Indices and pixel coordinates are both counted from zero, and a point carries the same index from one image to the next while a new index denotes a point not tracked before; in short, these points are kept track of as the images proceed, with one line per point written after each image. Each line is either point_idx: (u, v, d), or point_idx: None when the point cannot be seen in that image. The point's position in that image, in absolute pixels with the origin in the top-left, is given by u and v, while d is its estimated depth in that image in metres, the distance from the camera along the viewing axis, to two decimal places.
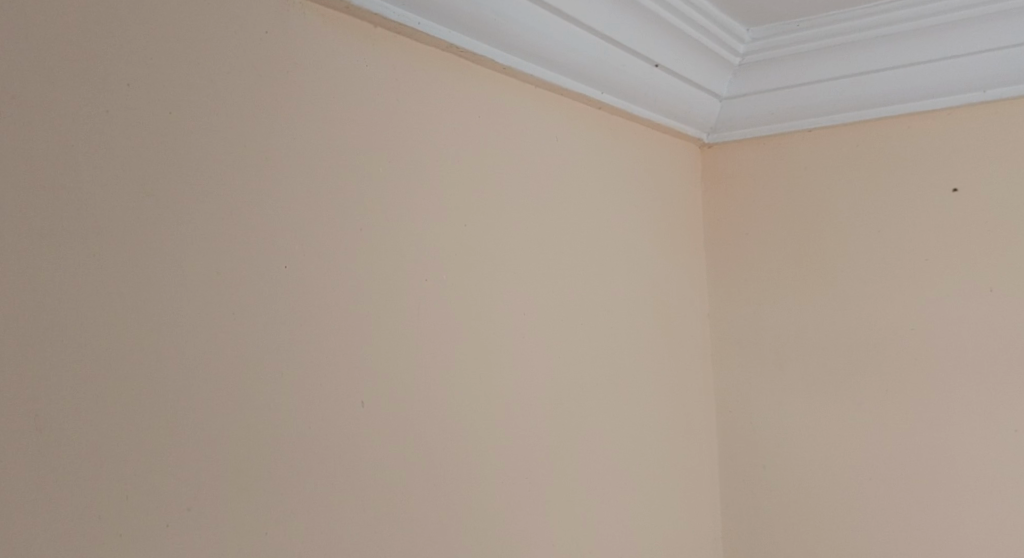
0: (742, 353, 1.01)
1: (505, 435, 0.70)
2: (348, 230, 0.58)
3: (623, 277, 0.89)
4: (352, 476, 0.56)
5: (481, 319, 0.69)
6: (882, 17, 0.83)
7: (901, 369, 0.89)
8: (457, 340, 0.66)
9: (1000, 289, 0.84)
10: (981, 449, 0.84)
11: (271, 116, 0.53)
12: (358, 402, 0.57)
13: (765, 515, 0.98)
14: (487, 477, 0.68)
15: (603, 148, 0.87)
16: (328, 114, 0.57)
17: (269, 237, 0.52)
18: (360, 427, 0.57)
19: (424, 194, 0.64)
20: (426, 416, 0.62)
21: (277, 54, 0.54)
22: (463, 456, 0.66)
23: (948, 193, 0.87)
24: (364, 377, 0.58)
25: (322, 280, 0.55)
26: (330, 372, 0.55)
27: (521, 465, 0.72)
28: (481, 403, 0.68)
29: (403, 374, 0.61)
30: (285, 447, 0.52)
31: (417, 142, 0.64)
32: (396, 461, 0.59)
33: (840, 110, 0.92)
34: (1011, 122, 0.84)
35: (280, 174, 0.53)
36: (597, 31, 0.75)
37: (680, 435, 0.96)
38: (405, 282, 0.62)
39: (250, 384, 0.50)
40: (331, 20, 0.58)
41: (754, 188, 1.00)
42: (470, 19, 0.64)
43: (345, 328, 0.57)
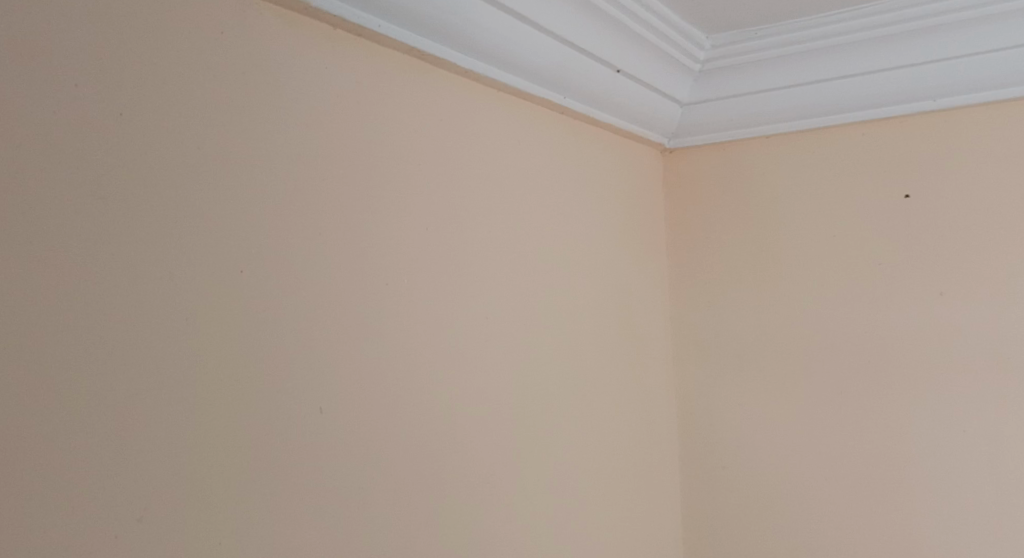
0: (703, 356, 1.02)
1: (469, 440, 0.70)
2: (307, 235, 0.57)
3: (586, 281, 0.89)
4: (311, 484, 0.55)
5: (444, 323, 0.68)
6: (837, 26, 0.84)
7: (857, 372, 0.91)
8: (419, 345, 0.65)
9: (950, 294, 0.86)
10: (933, 450, 0.86)
11: (228, 119, 0.52)
12: (316, 409, 0.56)
13: (726, 517, 0.99)
14: (450, 481, 0.67)
15: (565, 152, 0.87)
16: (287, 116, 0.56)
17: (225, 239, 0.51)
18: (317, 434, 0.56)
19: (386, 198, 0.64)
20: (388, 423, 0.61)
21: (235, 55, 0.53)
22: (426, 464, 0.65)
23: (900, 200, 0.89)
24: (324, 383, 0.57)
25: (279, 284, 0.54)
26: (288, 377, 0.54)
27: (485, 471, 0.71)
28: (444, 408, 0.67)
29: (362, 380, 0.60)
30: (242, 455, 0.51)
31: (379, 145, 0.63)
32: (356, 467, 0.58)
33: (796, 116, 0.94)
34: (961, 131, 0.86)
35: (237, 177, 0.53)
36: (559, 36, 0.75)
37: (642, 437, 0.96)
38: (367, 286, 0.61)
39: (205, 389, 0.49)
40: (289, 21, 0.57)
41: (715, 192, 1.02)
42: (432, 22, 0.64)
43: (303, 333, 0.55)
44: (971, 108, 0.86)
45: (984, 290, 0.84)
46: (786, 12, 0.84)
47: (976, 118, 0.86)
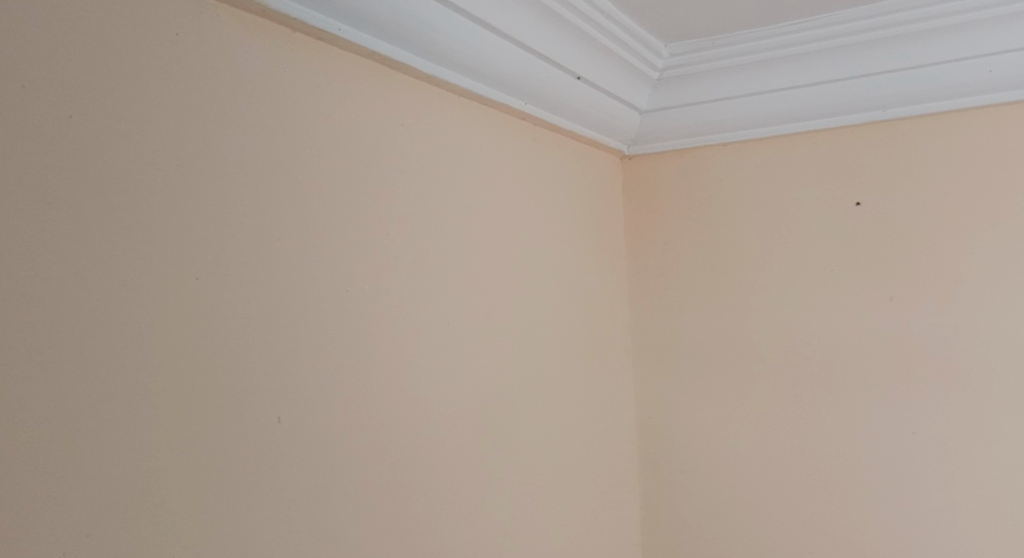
0: (662, 361, 1.03)
1: (431, 449, 0.69)
2: (266, 241, 0.55)
3: (547, 287, 0.88)
4: (267, 494, 0.54)
5: (406, 331, 0.67)
6: (788, 38, 0.87)
7: (810, 376, 0.93)
8: (381, 354, 0.64)
9: (900, 300, 0.88)
10: (885, 452, 0.88)
11: (183, 122, 0.51)
12: (274, 418, 0.55)
13: (684, 521, 1.00)
14: (413, 492, 0.66)
15: (526, 159, 0.87)
16: (246, 119, 0.55)
17: (180, 246, 0.50)
18: (275, 444, 0.55)
19: (350, 203, 0.62)
20: (347, 432, 0.60)
21: (190, 57, 0.52)
22: (387, 473, 0.64)
23: (851, 207, 0.92)
24: (281, 390, 0.55)
25: (236, 291, 0.53)
26: (247, 386, 0.53)
27: (448, 480, 0.70)
28: (406, 418, 0.66)
29: (320, 387, 0.58)
30: (197, 468, 0.49)
31: (341, 150, 0.62)
32: (317, 478, 0.57)
33: (748, 125, 0.96)
34: (907, 140, 0.89)
35: (194, 182, 0.51)
36: (521, 42, 0.75)
37: (602, 443, 0.97)
38: (326, 293, 0.59)
39: (157, 401, 0.48)
40: (246, 23, 0.56)
41: (672, 200, 1.03)
42: (394, 27, 0.63)
43: (259, 341, 0.54)
44: (916, 118, 0.89)
45: (930, 296, 0.87)
46: (736, 23, 0.85)
47: (921, 128, 0.89)
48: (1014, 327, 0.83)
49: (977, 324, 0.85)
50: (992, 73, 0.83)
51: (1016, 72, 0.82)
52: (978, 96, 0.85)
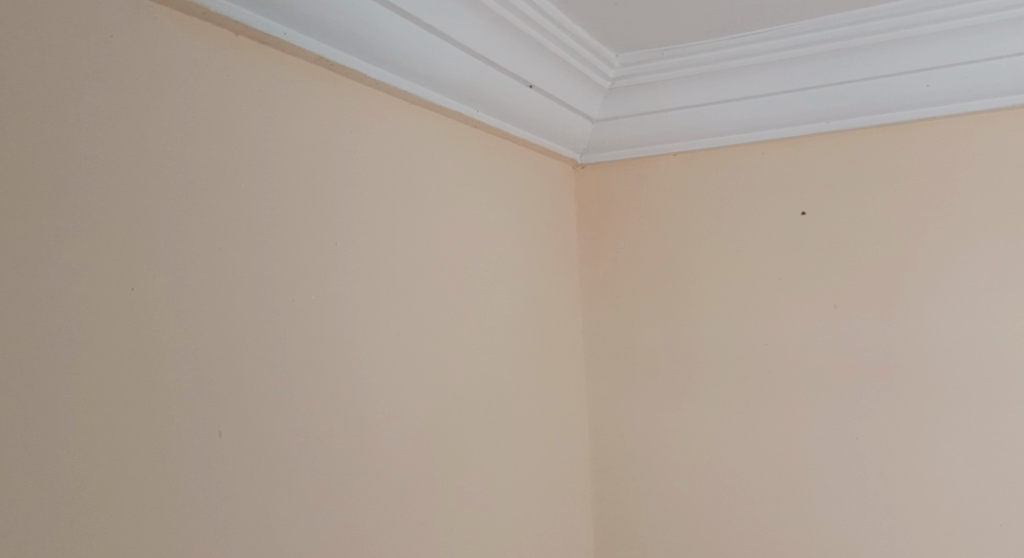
0: (614, 369, 1.04)
1: (381, 460, 0.68)
2: (206, 248, 0.54)
3: (499, 295, 0.88)
4: (207, 510, 0.52)
5: (355, 339, 0.66)
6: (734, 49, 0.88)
7: (758, 381, 0.94)
8: (328, 364, 0.63)
9: (844, 307, 0.90)
10: (829, 456, 0.90)
11: (119, 126, 0.49)
12: (214, 432, 0.53)
13: (635, 527, 1.01)
14: (360, 504, 0.65)
15: (479, 166, 0.86)
16: (187, 123, 0.53)
17: (114, 255, 0.48)
18: (216, 457, 0.53)
19: (296, 210, 0.61)
20: (293, 444, 0.59)
21: (127, 59, 0.50)
22: (336, 486, 0.62)
23: (796, 216, 0.94)
24: (222, 402, 0.54)
25: (175, 301, 0.51)
26: (185, 397, 0.51)
27: (397, 492, 0.69)
28: (354, 428, 0.65)
29: (264, 399, 0.57)
30: (130, 485, 0.48)
31: (288, 155, 0.61)
32: (260, 492, 0.56)
33: (697, 135, 0.97)
34: (849, 152, 0.91)
35: (131, 188, 0.49)
36: (471, 49, 0.74)
37: (555, 451, 0.96)
38: (270, 301, 0.58)
39: (88, 416, 0.46)
40: (186, 25, 0.54)
41: (623, 208, 1.04)
42: (340, 30, 0.61)
43: (199, 353, 0.52)
44: (858, 130, 0.91)
45: (874, 304, 0.89)
46: (683, 34, 0.87)
47: (863, 139, 0.91)
48: (954, 332, 0.85)
49: (918, 330, 0.87)
50: (930, 88, 0.85)
51: (953, 87, 0.84)
52: (920, 109, 0.87)
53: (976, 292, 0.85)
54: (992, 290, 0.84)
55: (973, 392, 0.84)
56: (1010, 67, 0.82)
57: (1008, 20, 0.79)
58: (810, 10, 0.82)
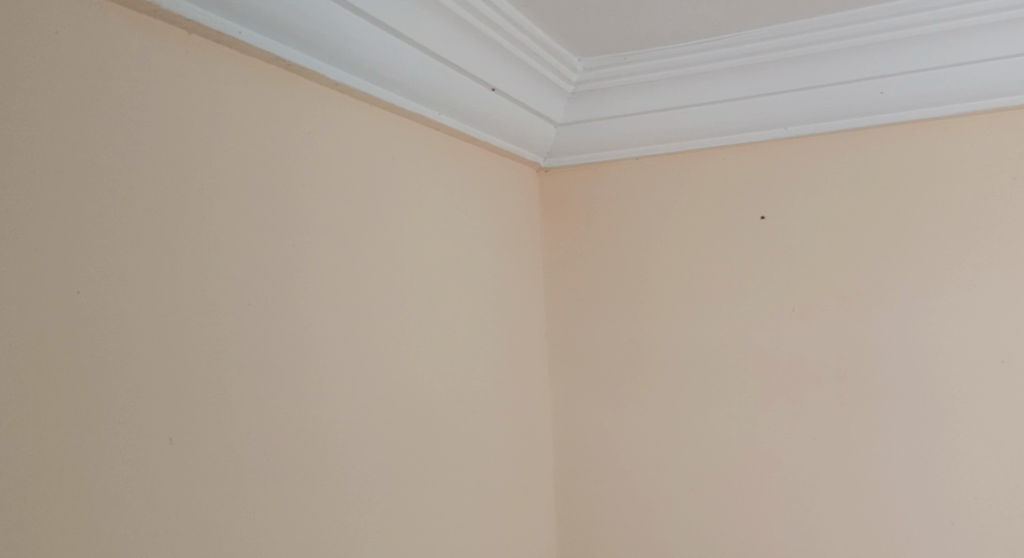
0: (577, 373, 1.04)
1: (340, 467, 0.67)
2: (158, 252, 0.52)
3: (462, 300, 0.87)
4: (158, 518, 0.51)
5: (314, 344, 0.65)
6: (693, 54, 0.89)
7: (718, 383, 0.95)
8: (285, 370, 0.61)
9: (802, 310, 0.92)
10: (787, 457, 0.91)
11: (67, 125, 0.47)
12: (166, 439, 0.52)
13: (597, 531, 1.01)
14: (318, 512, 0.64)
15: (441, 170, 0.85)
16: (138, 123, 0.52)
17: (60, 257, 0.46)
18: (166, 466, 0.51)
19: (252, 212, 0.60)
20: (249, 452, 0.58)
21: (74, 57, 0.48)
22: (292, 493, 0.61)
23: (756, 221, 0.95)
24: (174, 409, 0.52)
25: (125, 304, 0.50)
26: (135, 403, 0.50)
27: (356, 499, 0.68)
28: (312, 435, 0.64)
29: (219, 405, 0.55)
30: (76, 493, 0.46)
31: (243, 157, 0.60)
32: (214, 498, 0.55)
33: (657, 140, 0.98)
34: (807, 156, 0.93)
35: (76, 189, 0.48)
36: (432, 51, 0.74)
37: (518, 455, 0.96)
38: (224, 307, 0.56)
39: (32, 423, 0.44)
40: (136, 22, 0.52)
41: (585, 212, 1.05)
42: (297, 30, 0.60)
43: (150, 358, 0.51)
44: (815, 136, 0.92)
45: (831, 307, 0.90)
46: (643, 37, 0.87)
47: (820, 145, 0.92)
48: (910, 335, 0.87)
49: (875, 333, 0.88)
50: (885, 94, 0.87)
51: (908, 93, 0.86)
52: (876, 115, 0.88)
53: (932, 296, 0.87)
54: (946, 295, 0.86)
55: (926, 393, 0.86)
56: (963, 75, 0.84)
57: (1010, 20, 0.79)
58: (766, 16, 0.83)
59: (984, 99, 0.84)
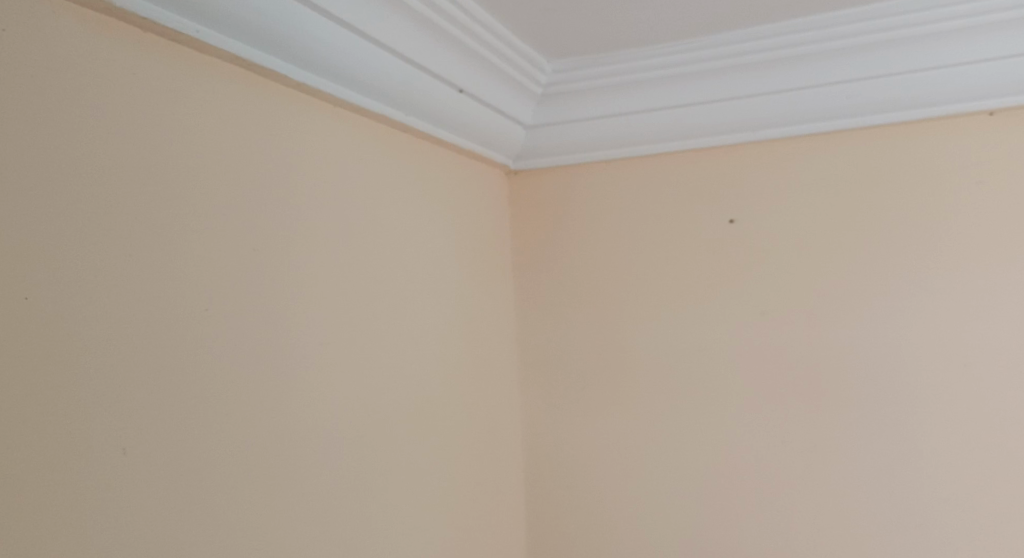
0: (547, 377, 1.03)
1: (301, 475, 0.65)
2: (110, 255, 0.51)
3: (431, 303, 0.86)
4: (112, 528, 0.50)
5: (274, 349, 0.63)
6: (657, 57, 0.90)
7: (688, 387, 0.95)
8: (245, 375, 0.60)
9: (770, 313, 0.92)
10: (757, 460, 0.91)
11: (14, 125, 0.46)
12: (120, 450, 0.51)
13: (567, 536, 1.00)
14: (279, 521, 0.63)
15: (410, 172, 0.84)
16: (89, 124, 0.51)
17: (10, 261, 0.45)
18: (121, 476, 0.51)
19: (209, 215, 0.59)
20: (205, 459, 0.57)
21: (24, 57, 0.47)
22: (251, 501, 0.60)
23: (725, 224, 0.95)
24: (128, 418, 0.51)
25: (77, 310, 0.49)
26: (88, 412, 0.49)
27: (319, 507, 0.67)
28: (272, 442, 0.63)
29: (173, 413, 0.55)
30: (29, 503, 0.45)
31: (201, 158, 0.58)
32: (171, 508, 0.54)
33: (625, 143, 0.98)
34: (775, 160, 0.93)
35: (27, 193, 0.47)
36: (399, 52, 0.72)
37: (487, 460, 0.95)
38: (179, 310, 0.56)
39: None
40: (88, 21, 0.51)
41: (555, 215, 1.04)
42: (258, 29, 0.59)
43: (103, 366, 0.50)
44: (784, 140, 0.93)
45: (799, 310, 0.91)
46: (608, 40, 0.87)
47: (788, 150, 0.93)
48: (877, 337, 0.88)
49: (844, 336, 0.89)
50: (851, 99, 0.87)
51: (876, 98, 0.87)
52: (845, 120, 0.89)
53: (898, 299, 0.87)
54: (912, 298, 0.87)
55: (893, 395, 0.87)
56: (929, 79, 0.84)
57: (1012, 20, 0.79)
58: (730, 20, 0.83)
59: (954, 102, 0.85)
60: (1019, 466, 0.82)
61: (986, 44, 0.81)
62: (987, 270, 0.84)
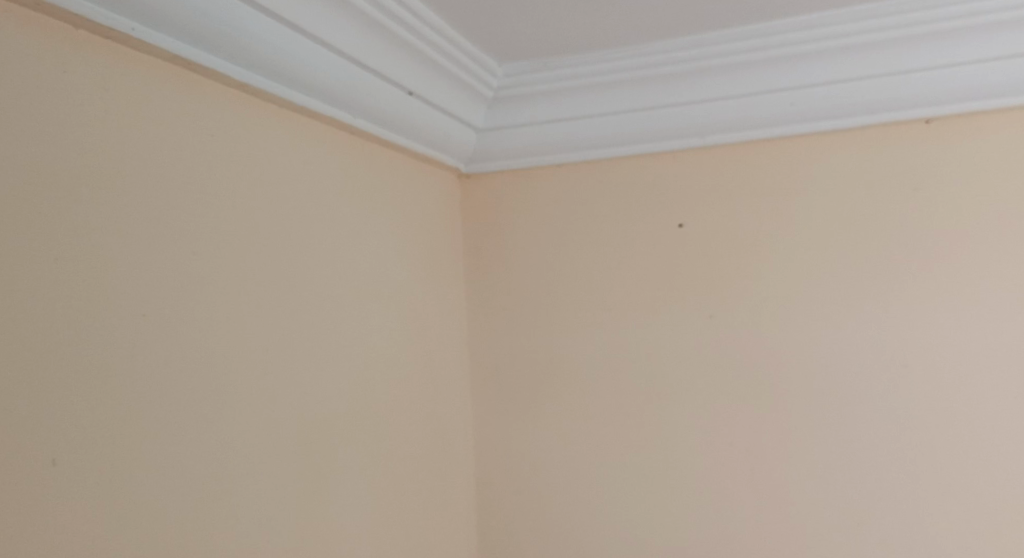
0: (499, 382, 1.02)
1: (244, 486, 0.63)
2: (37, 260, 0.49)
3: (380, 309, 0.84)
4: (37, 541, 0.48)
5: (214, 357, 0.61)
6: (601, 64, 0.91)
7: (639, 390, 0.96)
8: (183, 383, 0.58)
9: (718, 317, 0.93)
10: (706, 461, 0.92)
11: None
12: (48, 460, 0.49)
13: (517, 541, 1.00)
14: (219, 536, 0.60)
15: (359, 174, 0.82)
16: (14, 122, 0.48)
17: None
18: (48, 487, 0.49)
19: (145, 218, 0.57)
20: (139, 470, 0.54)
21: None
22: (188, 514, 0.58)
23: (674, 229, 0.96)
24: (56, 428, 0.49)
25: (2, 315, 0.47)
26: (13, 421, 0.47)
27: (262, 519, 0.65)
28: (212, 451, 0.60)
29: (105, 422, 0.52)
30: None
31: (137, 159, 0.56)
32: (104, 519, 0.52)
33: (574, 148, 0.99)
34: (722, 166, 0.95)
35: None
36: (346, 53, 0.71)
37: (438, 467, 0.94)
38: (115, 317, 0.54)
39: None
40: (15, 16, 0.49)
41: (505, 219, 1.04)
42: (195, 27, 0.57)
43: (30, 374, 0.48)
44: (730, 146, 0.94)
45: (745, 313, 0.92)
46: (554, 45, 0.88)
47: (734, 156, 0.94)
48: (824, 340, 0.89)
49: (790, 337, 0.90)
50: (794, 107, 0.89)
51: (819, 107, 0.89)
52: (790, 127, 0.91)
53: (842, 302, 0.89)
54: (856, 301, 0.88)
55: (836, 395, 0.88)
56: (870, 88, 0.86)
57: (946, 32, 0.82)
58: (672, 27, 0.85)
59: (900, 108, 0.87)
60: (956, 467, 0.84)
61: (937, 51, 0.83)
62: (927, 275, 0.86)
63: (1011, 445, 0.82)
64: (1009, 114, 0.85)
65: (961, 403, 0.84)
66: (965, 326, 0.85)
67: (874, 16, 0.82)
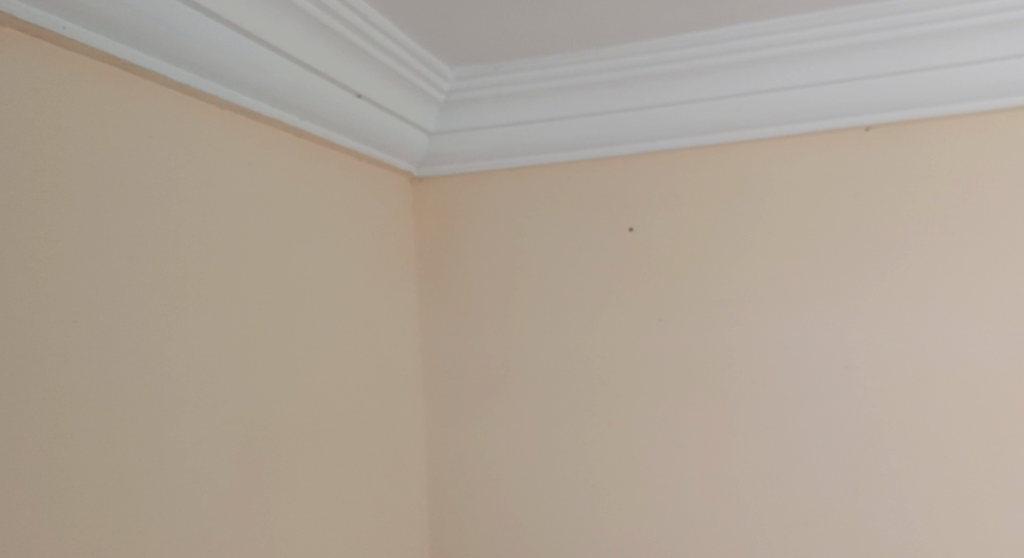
0: (451, 384, 1.02)
1: (187, 494, 0.62)
2: None
3: (330, 313, 0.83)
4: None
5: (155, 362, 0.60)
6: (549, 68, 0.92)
7: (591, 391, 0.96)
8: (123, 389, 0.57)
9: (668, 319, 0.95)
10: (657, 461, 0.94)
11: None
12: None
13: (469, 543, 1.00)
14: (158, 546, 0.59)
15: (308, 177, 0.81)
16: None
17: None
18: None
19: (81, 220, 0.55)
20: (74, 478, 0.53)
21: None
22: (127, 522, 0.56)
23: (624, 232, 0.97)
24: None
25: None
26: None
27: (207, 528, 0.63)
28: (153, 458, 0.59)
29: (35, 432, 0.50)
30: None
31: (71, 160, 0.55)
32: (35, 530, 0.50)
33: (525, 151, 0.99)
34: (671, 170, 0.96)
35: None
36: (293, 55, 0.70)
37: (389, 471, 0.93)
38: (46, 324, 0.52)
39: None
40: None
41: (456, 222, 1.03)
42: (130, 27, 0.56)
43: None
44: (677, 151, 0.96)
45: (694, 315, 0.94)
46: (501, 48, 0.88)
47: (682, 160, 0.96)
48: (770, 340, 0.91)
49: (737, 338, 0.92)
50: (740, 113, 0.91)
51: (762, 113, 0.91)
52: (735, 132, 0.93)
53: (787, 303, 0.91)
54: (800, 302, 0.91)
55: (782, 393, 0.90)
56: (811, 95, 0.89)
57: (882, 41, 0.85)
58: (618, 33, 0.86)
59: (840, 115, 0.90)
60: (896, 461, 0.86)
61: (918, 54, 0.85)
62: (867, 276, 0.89)
63: (953, 441, 0.85)
64: (965, 118, 0.88)
65: (900, 399, 0.87)
66: (906, 326, 0.88)
67: (872, 17, 0.84)
